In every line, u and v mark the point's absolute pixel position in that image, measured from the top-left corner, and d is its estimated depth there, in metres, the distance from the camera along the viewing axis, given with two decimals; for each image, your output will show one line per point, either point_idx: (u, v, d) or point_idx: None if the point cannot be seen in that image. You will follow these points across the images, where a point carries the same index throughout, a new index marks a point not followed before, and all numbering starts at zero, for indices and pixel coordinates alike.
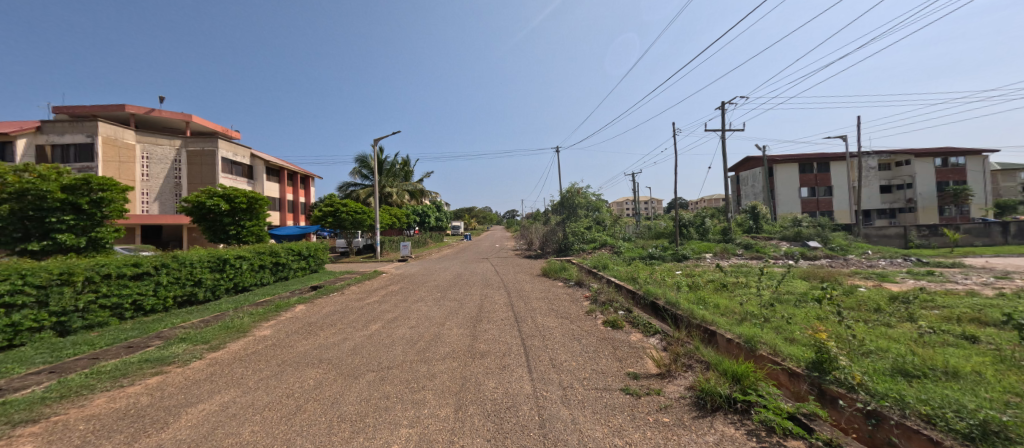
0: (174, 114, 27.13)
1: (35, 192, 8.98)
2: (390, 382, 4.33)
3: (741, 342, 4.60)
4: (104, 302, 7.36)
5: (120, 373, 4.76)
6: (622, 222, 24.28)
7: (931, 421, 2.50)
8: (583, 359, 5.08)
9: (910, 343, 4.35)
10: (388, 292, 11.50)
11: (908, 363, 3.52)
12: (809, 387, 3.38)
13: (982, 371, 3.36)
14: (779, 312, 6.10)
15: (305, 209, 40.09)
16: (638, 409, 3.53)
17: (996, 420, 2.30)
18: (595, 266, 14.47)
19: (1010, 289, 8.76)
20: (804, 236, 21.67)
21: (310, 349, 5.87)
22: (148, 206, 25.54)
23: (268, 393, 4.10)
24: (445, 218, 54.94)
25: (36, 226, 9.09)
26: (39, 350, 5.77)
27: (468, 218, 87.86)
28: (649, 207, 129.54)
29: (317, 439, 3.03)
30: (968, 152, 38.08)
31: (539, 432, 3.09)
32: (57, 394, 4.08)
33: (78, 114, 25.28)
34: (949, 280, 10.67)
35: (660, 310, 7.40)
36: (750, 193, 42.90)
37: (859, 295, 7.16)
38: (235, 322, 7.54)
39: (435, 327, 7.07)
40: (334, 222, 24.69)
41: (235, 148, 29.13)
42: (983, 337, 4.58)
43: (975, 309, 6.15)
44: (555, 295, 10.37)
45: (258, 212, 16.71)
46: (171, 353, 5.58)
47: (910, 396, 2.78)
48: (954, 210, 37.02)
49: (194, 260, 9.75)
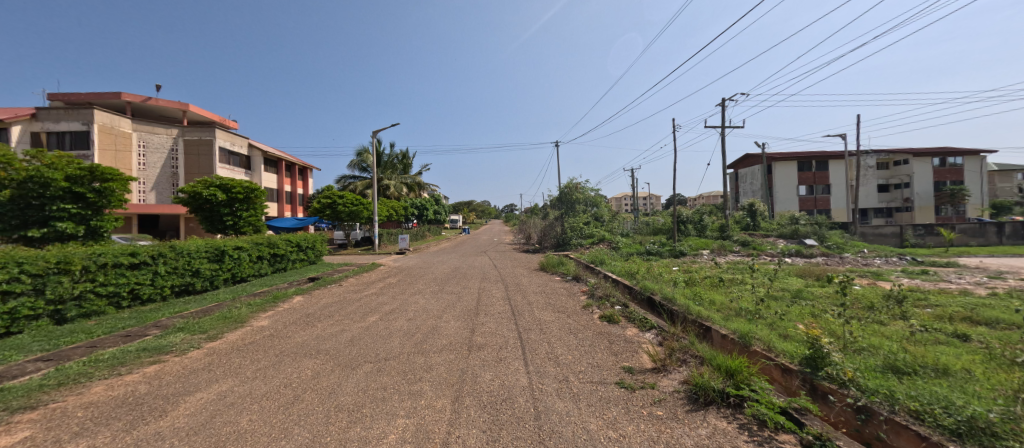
0: (172, 103, 26.94)
1: (38, 179, 8.97)
2: (388, 373, 4.37)
3: (735, 338, 4.66)
4: (102, 291, 7.37)
5: (117, 362, 4.77)
6: (620, 217, 24.85)
7: (919, 417, 2.55)
8: (578, 353, 5.12)
9: (902, 341, 4.42)
10: (386, 284, 11.51)
11: (899, 360, 3.57)
12: (801, 382, 3.45)
13: (972, 369, 3.42)
14: (772, 309, 6.13)
15: (304, 201, 39.95)
16: (632, 402, 3.57)
17: (983, 417, 2.34)
18: (593, 261, 14.53)
19: (1003, 289, 8.88)
20: (801, 234, 21.73)
21: (308, 340, 5.89)
22: (145, 195, 25.43)
23: (265, 383, 4.13)
24: (445, 211, 55.22)
25: (35, 214, 9.04)
26: (36, 338, 5.78)
27: (467, 213, 88.63)
28: (648, 203, 129.53)
29: (313, 428, 3.06)
30: (966, 152, 38.25)
31: (535, 424, 3.13)
32: (55, 381, 4.09)
33: (74, 102, 25.07)
34: (943, 279, 10.80)
35: (656, 305, 7.42)
36: (749, 191, 42.98)
37: (854, 293, 7.22)
38: (233, 312, 7.56)
39: (432, 319, 7.10)
40: (333, 214, 24.67)
41: (233, 138, 29.02)
42: (974, 336, 4.64)
43: (969, 309, 6.21)
44: (552, 290, 10.40)
45: (256, 203, 16.65)
46: (169, 342, 5.59)
47: (900, 392, 2.83)
48: (951, 210, 37.23)
49: (191, 250, 9.74)
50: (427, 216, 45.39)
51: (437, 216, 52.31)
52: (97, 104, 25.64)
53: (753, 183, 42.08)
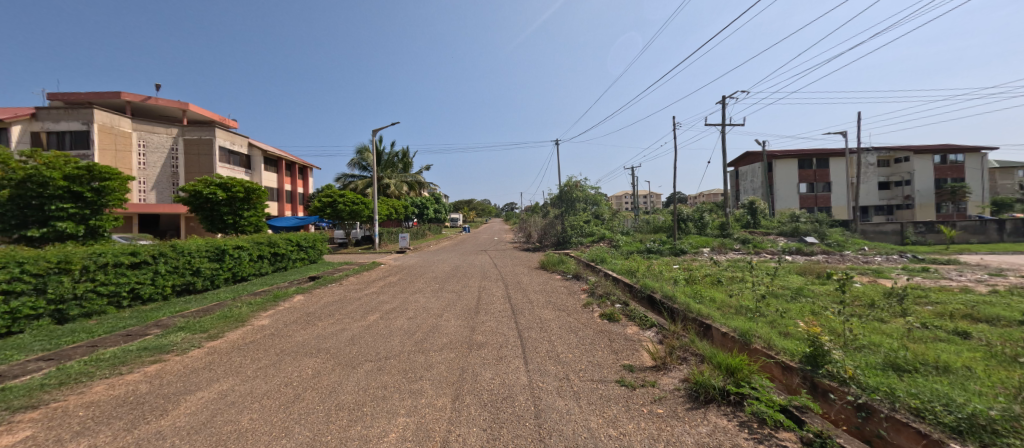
0: (172, 102, 26.92)
1: (36, 178, 8.97)
2: (388, 372, 4.37)
3: (735, 336, 4.66)
4: (103, 290, 7.37)
5: (119, 361, 4.78)
6: (620, 215, 24.84)
7: (919, 415, 2.55)
8: (579, 351, 5.11)
9: (902, 338, 4.41)
10: (387, 283, 11.52)
11: (900, 357, 3.57)
12: (802, 380, 3.45)
13: (973, 366, 3.42)
14: (773, 307, 6.12)
15: (304, 200, 39.95)
16: (633, 401, 3.57)
17: (984, 414, 2.34)
18: (594, 260, 14.52)
19: (1003, 286, 8.86)
20: (801, 232, 21.71)
21: (308, 339, 5.89)
22: (145, 195, 25.44)
23: (266, 382, 4.13)
24: (445, 210, 55.24)
25: (35, 214, 9.05)
26: (37, 338, 5.79)
27: (468, 211, 88.69)
28: (648, 201, 129.52)
29: (314, 427, 3.06)
30: (967, 149, 38.21)
31: (534, 422, 3.13)
32: (56, 380, 4.10)
33: (73, 102, 25.06)
34: (944, 277, 10.77)
35: (657, 303, 7.43)
36: (750, 189, 42.93)
37: (855, 291, 7.23)
38: (234, 311, 7.57)
39: (433, 318, 7.11)
40: (332, 213, 24.64)
41: (233, 137, 28.98)
42: (975, 333, 4.64)
43: (970, 306, 6.19)
44: (553, 288, 10.41)
45: (257, 202, 16.65)
46: (170, 341, 5.60)
47: (900, 390, 2.83)
48: (951, 207, 36.85)
49: (192, 249, 9.74)
50: (427, 215, 45.38)
51: (438, 214, 52.34)
52: (96, 103, 25.61)
53: (753, 181, 42.03)
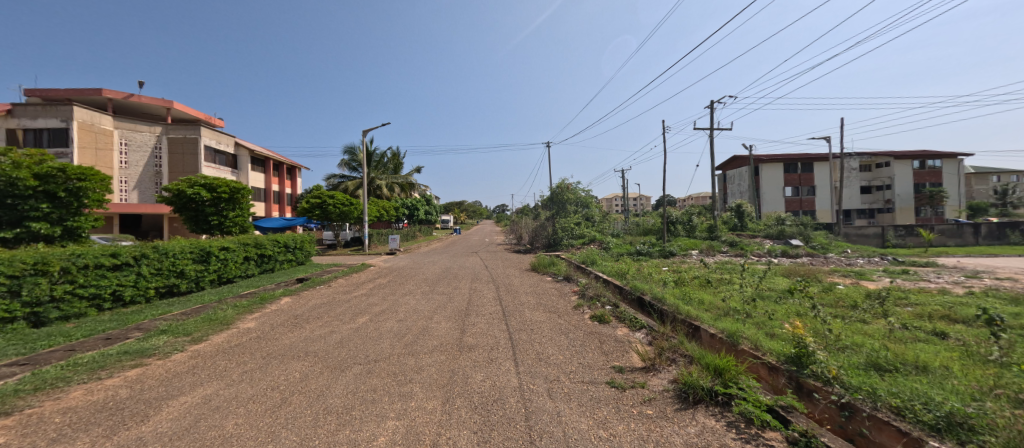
0: (155, 100, 26.30)
1: (5, 178, 8.61)
2: (378, 375, 4.32)
3: (723, 337, 4.73)
4: (82, 293, 7.17)
5: (97, 365, 4.64)
6: (610, 218, 25.14)
7: (900, 414, 2.62)
8: (570, 353, 5.13)
9: (883, 339, 4.54)
10: (376, 285, 11.39)
11: (881, 357, 3.67)
12: (787, 380, 3.52)
13: (950, 365, 3.53)
14: (760, 308, 6.23)
15: (292, 201, 39.37)
16: (622, 402, 3.60)
17: (960, 412, 2.42)
18: (584, 262, 14.59)
19: (978, 288, 9.16)
20: (787, 235, 22.19)
21: (296, 342, 5.79)
22: (126, 195, 24.82)
23: (252, 386, 4.05)
24: (436, 211, 55.03)
25: (8, 214, 8.70)
26: (11, 342, 5.60)
27: (460, 214, 88.20)
28: (637, 204, 130.48)
29: (301, 432, 3.02)
30: (944, 155, 39.45)
31: (525, 425, 3.13)
32: (31, 386, 3.96)
33: (52, 98, 24.34)
34: (923, 279, 11.10)
35: (646, 305, 7.51)
36: (737, 192, 43.66)
37: (837, 292, 7.40)
38: (218, 314, 7.39)
39: (423, 320, 7.06)
40: (321, 214, 24.28)
41: (219, 136, 28.36)
42: (951, 333, 4.79)
43: (947, 307, 6.40)
44: (544, 290, 10.47)
45: (241, 202, 16.30)
46: (152, 345, 5.46)
47: (882, 389, 2.90)
48: (930, 211, 38.38)
49: (175, 251, 9.50)
50: (417, 217, 45.13)
51: (429, 216, 52.12)
52: (75, 100, 24.88)
53: (740, 184, 42.70)
